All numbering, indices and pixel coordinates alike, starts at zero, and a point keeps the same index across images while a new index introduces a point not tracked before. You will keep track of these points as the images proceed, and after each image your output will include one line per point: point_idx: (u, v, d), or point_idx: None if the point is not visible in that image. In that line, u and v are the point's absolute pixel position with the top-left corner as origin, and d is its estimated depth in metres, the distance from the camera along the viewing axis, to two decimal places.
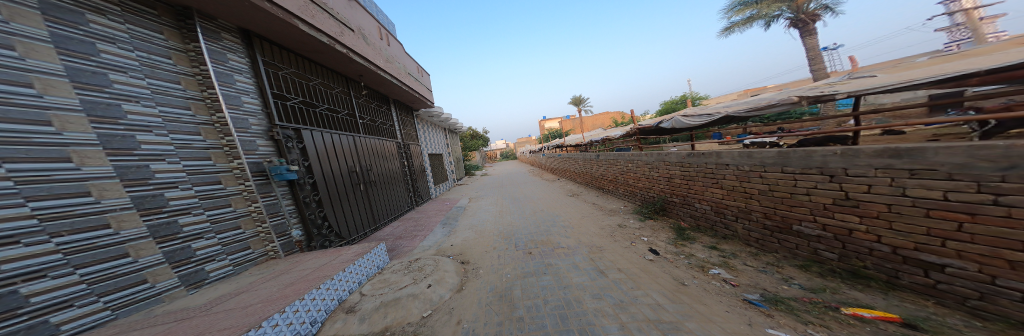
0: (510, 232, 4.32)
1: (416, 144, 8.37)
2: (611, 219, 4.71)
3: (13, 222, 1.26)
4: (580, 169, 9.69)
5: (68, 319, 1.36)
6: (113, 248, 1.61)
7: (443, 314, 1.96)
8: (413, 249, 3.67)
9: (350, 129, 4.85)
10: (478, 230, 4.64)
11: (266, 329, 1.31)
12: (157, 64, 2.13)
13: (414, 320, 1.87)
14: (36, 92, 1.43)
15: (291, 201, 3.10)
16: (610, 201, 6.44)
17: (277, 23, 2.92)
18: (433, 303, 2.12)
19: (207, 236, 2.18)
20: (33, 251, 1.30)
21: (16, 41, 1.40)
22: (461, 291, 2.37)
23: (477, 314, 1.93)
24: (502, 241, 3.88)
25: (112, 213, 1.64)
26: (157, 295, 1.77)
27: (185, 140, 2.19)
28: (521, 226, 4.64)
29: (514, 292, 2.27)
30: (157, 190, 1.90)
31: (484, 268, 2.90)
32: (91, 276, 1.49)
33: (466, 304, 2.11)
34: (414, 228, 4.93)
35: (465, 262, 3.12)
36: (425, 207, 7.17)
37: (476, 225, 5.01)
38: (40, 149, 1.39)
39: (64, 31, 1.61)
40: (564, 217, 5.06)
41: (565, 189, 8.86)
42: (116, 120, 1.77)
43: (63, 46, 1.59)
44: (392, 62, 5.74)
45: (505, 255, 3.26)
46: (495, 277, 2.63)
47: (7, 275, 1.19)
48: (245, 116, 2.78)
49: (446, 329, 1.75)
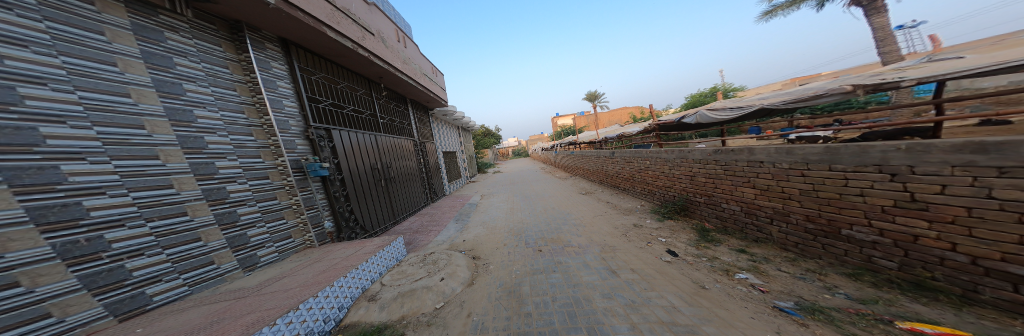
0: (521, 229, 4.37)
1: (431, 142, 8.63)
2: (626, 219, 4.55)
3: (121, 208, 1.58)
4: (594, 167, 9.36)
5: (158, 292, 1.70)
6: (189, 232, 1.93)
7: (454, 306, 2.08)
8: (428, 243, 3.87)
9: (371, 129, 5.12)
10: (489, 226, 4.75)
11: (302, 311, 1.50)
12: (219, 74, 2.43)
13: (427, 310, 2.01)
14: (132, 100, 1.75)
15: (324, 195, 3.38)
16: (625, 200, 6.22)
17: (309, 31, 3.12)
18: (446, 295, 2.24)
19: (259, 224, 2.47)
20: (134, 232, 1.63)
21: (117, 58, 1.72)
22: (472, 286, 2.48)
23: (486, 308, 2.02)
24: (512, 237, 3.95)
25: (188, 203, 1.96)
26: (221, 275, 2.09)
27: (241, 140, 2.49)
28: (531, 224, 4.66)
29: (523, 289, 2.33)
30: (221, 184, 2.20)
31: (494, 264, 2.99)
32: (176, 255, 1.83)
33: (476, 298, 2.21)
34: (430, 223, 5.17)
35: (477, 258, 3.24)
36: (439, 203, 7.44)
37: (487, 221, 5.14)
38: (137, 148, 1.71)
39: (150, 48, 1.92)
40: (575, 216, 4.98)
41: (577, 188, 8.66)
42: (189, 124, 2.07)
43: (151, 61, 1.91)
44: (409, 63, 5.89)
45: (515, 252, 3.32)
46: (505, 273, 2.71)
47: (118, 252, 1.54)
48: (287, 118, 3.05)
49: (457, 322, 1.85)
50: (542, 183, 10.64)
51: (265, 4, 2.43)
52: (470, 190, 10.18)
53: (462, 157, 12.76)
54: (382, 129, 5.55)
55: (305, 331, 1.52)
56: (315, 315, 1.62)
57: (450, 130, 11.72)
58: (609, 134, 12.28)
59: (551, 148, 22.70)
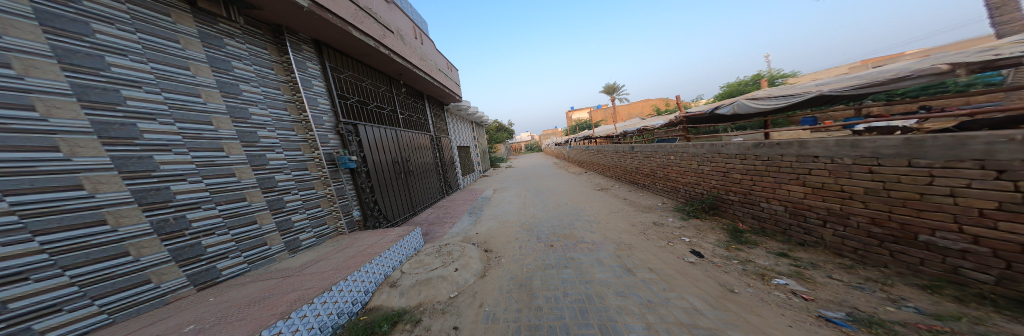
0: (533, 223, 4.40)
1: (445, 136, 8.80)
2: (643, 217, 4.35)
3: (198, 193, 1.97)
4: (611, 162, 8.95)
5: (227, 266, 2.09)
6: (248, 215, 2.30)
7: (468, 296, 2.19)
8: (443, 235, 4.07)
9: (392, 124, 5.37)
10: (501, 220, 4.86)
11: (334, 292, 1.71)
12: (266, 74, 2.79)
13: (442, 299, 2.13)
14: (201, 100, 2.14)
15: (353, 186, 3.68)
16: (644, 197, 5.92)
17: (337, 32, 3.32)
18: (459, 285, 2.35)
19: (300, 210, 2.82)
20: (207, 214, 2.02)
21: (190, 63, 2.11)
22: (484, 277, 2.57)
23: (498, 299, 2.10)
24: (523, 232, 3.99)
25: (247, 190, 2.33)
26: (271, 256, 2.45)
27: (286, 134, 2.85)
28: (543, 219, 4.67)
29: (534, 282, 2.37)
30: (270, 174, 2.56)
31: (506, 257, 3.06)
32: (239, 235, 2.22)
33: (488, 289, 2.30)
34: (444, 215, 5.41)
35: (489, 250, 3.34)
36: (453, 196, 7.70)
37: (499, 215, 5.24)
38: (207, 141, 2.11)
39: (213, 53, 2.31)
40: (589, 212, 4.87)
41: (592, 184, 8.39)
42: (244, 120, 2.44)
43: (214, 64, 2.29)
44: (426, 60, 6.00)
45: (526, 246, 3.36)
46: (516, 266, 2.77)
47: (197, 230, 1.93)
48: (321, 114, 3.35)
49: (469, 311, 1.96)
50: (555, 178, 10.50)
51: (299, 7, 2.63)
52: (483, 183, 10.34)
53: (475, 151, 12.86)
54: (402, 124, 5.81)
55: (336, 311, 1.71)
56: (344, 296, 1.81)
57: (465, 125, 11.82)
58: (629, 128, 11.54)
59: (567, 142, 22.09)
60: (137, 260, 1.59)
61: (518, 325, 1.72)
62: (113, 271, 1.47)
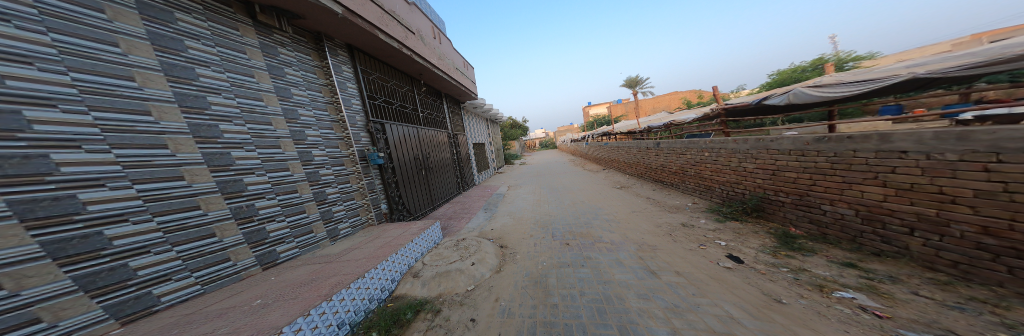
0: (548, 221, 4.36)
1: (462, 134, 8.97)
2: (667, 217, 4.05)
3: (262, 185, 2.34)
4: (634, 159, 8.41)
5: (285, 250, 2.45)
6: (299, 205, 2.65)
7: (484, 290, 2.27)
8: (460, 229, 4.23)
9: (414, 122, 5.64)
10: (516, 216, 4.88)
11: (367, 279, 1.91)
12: (310, 79, 3.13)
13: (460, 291, 2.25)
14: (264, 103, 2.51)
15: (381, 181, 3.99)
16: (670, 197, 5.49)
17: (366, 36, 3.55)
18: (476, 279, 2.45)
19: (339, 202, 3.15)
20: (271, 203, 2.38)
21: (255, 71, 2.49)
22: (499, 272, 2.63)
23: (513, 295, 2.15)
24: (538, 229, 3.97)
25: (298, 183, 2.68)
26: (318, 242, 2.79)
27: (326, 133, 3.19)
28: (559, 217, 4.59)
29: (549, 280, 2.37)
30: (315, 169, 2.90)
31: (520, 254, 3.08)
32: (293, 222, 2.57)
33: (503, 284, 2.36)
34: (461, 211, 5.62)
35: (505, 246, 3.39)
36: (469, 192, 7.91)
37: (513, 212, 5.27)
38: (268, 139, 2.47)
39: (271, 61, 2.67)
40: (608, 211, 4.68)
41: (610, 182, 8.00)
42: (294, 121, 2.78)
43: (272, 71, 2.66)
44: (444, 58, 6.13)
45: (541, 244, 3.34)
46: (531, 263, 2.79)
47: (263, 216, 2.30)
48: (353, 114, 3.66)
49: (486, 304, 2.03)
50: (570, 175, 10.24)
51: (334, 14, 2.86)
52: (498, 180, 10.44)
53: (490, 148, 13.01)
54: (422, 122, 6.06)
55: (366, 299, 1.86)
56: (372, 284, 1.96)
57: (480, 122, 11.95)
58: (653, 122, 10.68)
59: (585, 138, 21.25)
60: (223, 240, 1.99)
61: (534, 321, 1.75)
62: (205, 249, 1.88)
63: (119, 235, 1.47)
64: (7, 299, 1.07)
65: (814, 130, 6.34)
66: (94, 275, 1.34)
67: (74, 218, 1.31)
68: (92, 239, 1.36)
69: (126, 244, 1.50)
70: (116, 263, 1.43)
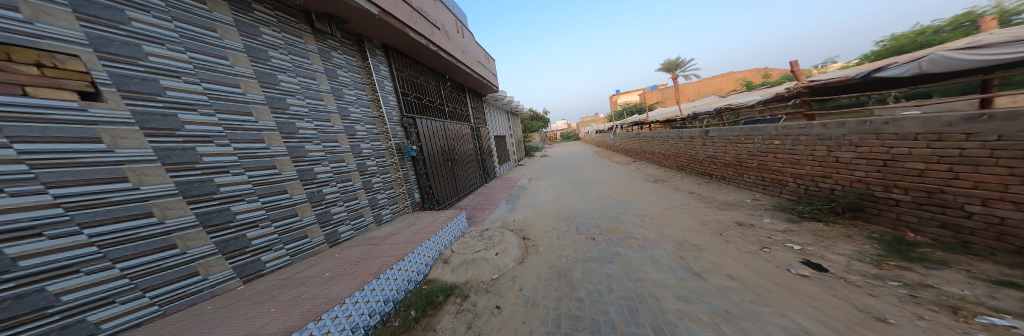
0: (572, 214, 4.21)
1: (485, 126, 9.11)
2: (713, 216, 3.54)
3: (327, 173, 2.76)
4: (673, 150, 7.50)
5: (346, 231, 2.87)
6: (354, 192, 3.06)
7: (507, 280, 2.33)
8: (484, 220, 4.38)
9: (441, 115, 5.94)
10: (538, 209, 4.84)
11: (406, 262, 2.13)
12: (357, 79, 3.52)
13: (485, 279, 2.35)
14: (324, 102, 2.93)
15: (414, 172, 4.34)
16: (719, 192, 4.77)
17: (398, 35, 3.81)
18: (500, 269, 2.52)
19: (383, 191, 3.54)
20: (335, 189, 2.81)
21: (318, 75, 2.93)
22: (522, 264, 2.65)
23: (537, 286, 2.16)
24: (561, 222, 3.88)
25: (352, 173, 3.09)
26: (369, 225, 3.20)
27: (371, 128, 3.57)
28: (583, 210, 4.39)
29: (573, 274, 2.32)
30: (363, 160, 3.30)
31: (543, 246, 3.05)
32: (351, 206, 2.99)
33: (526, 275, 2.38)
34: (485, 201, 5.79)
35: (527, 238, 3.39)
36: (492, 183, 8.08)
37: (535, 204, 5.23)
38: (329, 134, 2.89)
39: (327, 64, 3.08)
40: (639, 207, 4.29)
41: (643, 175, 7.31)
42: (346, 117, 3.18)
43: (328, 74, 3.07)
44: (467, 52, 6.23)
45: (564, 237, 3.25)
46: (554, 256, 2.75)
47: (330, 199, 2.73)
48: (390, 110, 4.02)
49: (510, 293, 2.09)
50: (597, 167, 9.68)
51: (371, 15, 3.12)
52: (520, 172, 10.43)
53: (512, 141, 13.02)
54: (448, 116, 6.34)
55: (404, 281, 2.07)
56: (408, 269, 2.15)
57: (502, 115, 11.99)
58: (703, 107, 9.23)
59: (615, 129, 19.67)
60: (302, 218, 2.43)
61: (559, 313, 1.75)
62: (293, 226, 2.33)
63: (242, 210, 1.96)
64: (180, 255, 1.59)
65: (942, 107, 4.79)
66: (227, 242, 1.84)
67: (212, 197, 1.78)
68: (224, 213, 1.84)
69: (246, 217, 1.98)
70: (237, 234, 1.91)
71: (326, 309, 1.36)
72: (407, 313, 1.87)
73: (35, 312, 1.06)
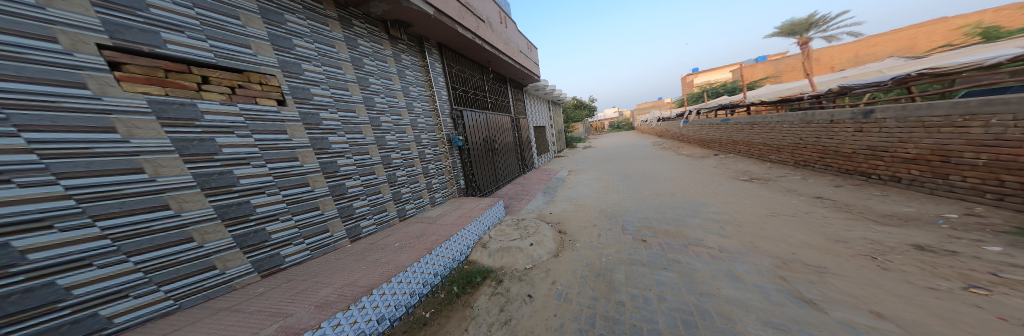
0: (618, 212, 3.87)
1: (525, 117, 8.99)
2: (866, 233, 2.51)
3: (400, 159, 3.28)
4: (792, 140, 5.67)
5: (411, 209, 3.40)
6: (417, 176, 3.54)
7: (541, 271, 2.34)
8: (521, 210, 4.45)
9: (485, 108, 6.13)
10: (577, 203, 4.63)
11: (451, 242, 2.38)
12: (419, 77, 3.95)
13: (519, 268, 2.41)
14: (398, 100, 3.42)
15: (460, 160, 4.66)
16: (841, 198, 3.52)
17: (449, 32, 4.05)
18: (534, 259, 2.53)
19: (436, 177, 3.97)
20: (405, 173, 3.35)
21: (397, 77, 3.47)
22: (558, 257, 2.61)
23: (571, 282, 2.11)
24: (604, 219, 3.62)
25: (416, 159, 3.57)
26: (426, 206, 3.68)
27: (427, 121, 3.98)
28: (633, 209, 3.97)
29: (614, 275, 2.17)
30: (421, 148, 3.74)
31: (581, 242, 2.93)
32: (416, 187, 3.50)
33: (560, 269, 2.36)
34: (523, 192, 5.82)
35: (563, 232, 3.30)
36: (530, 175, 8.02)
37: (575, 198, 5.01)
38: (399, 126, 3.36)
39: (400, 66, 3.56)
40: (718, 211, 3.55)
41: (713, 172, 6.07)
42: (411, 112, 3.62)
43: (402, 75, 3.56)
44: (510, 43, 6.19)
45: (607, 235, 3.04)
46: (593, 254, 2.62)
47: (404, 180, 3.30)
48: (442, 103, 4.38)
49: (543, 285, 2.11)
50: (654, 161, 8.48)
51: (427, 16, 3.40)
52: (559, 164, 10.04)
53: (552, 131, 12.64)
54: (492, 108, 6.50)
55: (449, 260, 2.32)
56: (453, 249, 2.41)
57: (543, 105, 11.66)
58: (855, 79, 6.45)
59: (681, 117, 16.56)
60: (383, 195, 3.00)
61: (594, 313, 1.68)
62: (380, 200, 2.93)
63: (353, 185, 2.63)
64: (320, 215, 2.30)
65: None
66: (347, 206, 2.55)
67: (336, 174, 2.47)
68: (340, 186, 2.49)
69: (356, 190, 2.66)
70: (348, 203, 2.55)
71: (394, 273, 1.67)
72: (451, 288, 2.11)
73: (260, 243, 1.85)
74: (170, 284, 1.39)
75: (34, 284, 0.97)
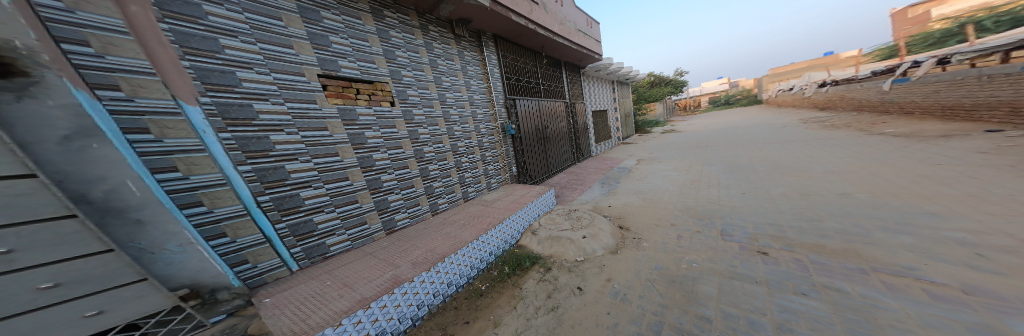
0: (710, 213, 3.00)
1: (581, 102, 8.15)
2: None
3: (469, 148, 3.65)
4: None
5: (477, 191, 3.70)
6: (482, 163, 3.84)
7: (594, 266, 2.13)
8: (573, 200, 4.19)
9: (538, 95, 5.86)
10: (645, 197, 3.93)
11: (502, 227, 2.49)
12: (480, 72, 4.10)
13: (569, 259, 2.26)
14: (465, 96, 3.73)
15: (512, 148, 4.72)
16: None
17: (504, 21, 3.98)
18: (586, 253, 2.31)
19: (495, 164, 4.16)
20: (472, 160, 3.67)
21: (465, 76, 3.76)
22: (617, 254, 2.31)
23: (632, 282, 1.84)
24: (689, 220, 2.90)
25: (480, 145, 3.90)
26: (487, 189, 3.93)
27: (488, 114, 4.19)
28: (744, 212, 2.93)
29: (697, 286, 1.72)
30: (482, 139, 3.98)
31: (649, 242, 2.47)
32: (479, 172, 3.78)
33: (619, 267, 2.08)
34: (576, 181, 5.45)
35: (625, 229, 2.89)
36: (585, 163, 7.40)
37: (643, 192, 4.27)
38: (467, 120, 3.70)
39: (465, 65, 3.78)
40: (950, 223, 2.07)
41: (924, 163, 3.67)
42: (474, 105, 3.87)
43: (467, 72, 3.82)
44: (565, 23, 5.68)
45: (689, 238, 2.44)
46: (666, 257, 2.16)
47: (471, 164, 3.63)
48: (497, 94, 4.42)
49: (595, 280, 1.93)
50: (790, 147, 5.91)
51: (484, 9, 3.42)
52: (623, 152, 8.77)
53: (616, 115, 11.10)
54: (545, 94, 6.17)
55: (502, 242, 2.45)
56: (505, 232, 2.51)
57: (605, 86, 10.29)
58: None
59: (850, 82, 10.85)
60: (453, 178, 3.32)
61: (661, 321, 1.42)
62: (453, 181, 3.31)
63: (436, 168, 3.08)
64: (419, 191, 2.83)
65: None
66: (434, 181, 3.03)
67: (426, 158, 2.96)
68: (425, 167, 2.94)
69: (439, 171, 3.11)
70: (431, 182, 2.99)
71: (459, 247, 1.95)
72: (503, 268, 2.24)
73: (383, 209, 2.45)
74: (353, 228, 2.21)
75: (305, 219, 1.90)
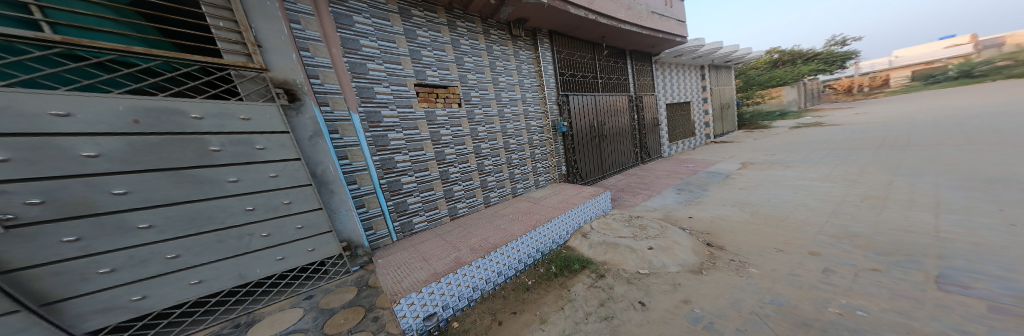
0: (896, 247, 1.81)
1: (653, 95, 6.86)
2: None
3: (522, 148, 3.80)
4: None
5: (523, 187, 3.78)
6: (530, 160, 3.91)
7: (663, 282, 1.68)
8: (635, 205, 3.52)
9: (596, 89, 5.36)
10: (751, 213, 2.83)
11: (551, 224, 2.36)
12: (534, 70, 4.15)
13: (629, 270, 1.87)
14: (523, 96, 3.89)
15: (563, 146, 4.55)
16: None
17: (563, 15, 3.84)
18: (653, 266, 1.86)
19: (543, 161, 4.12)
20: (522, 156, 3.80)
21: (521, 76, 3.90)
22: (702, 276, 1.74)
23: (728, 312, 1.33)
24: (845, 252, 1.84)
25: (533, 146, 3.99)
26: (533, 186, 3.93)
27: (543, 113, 4.22)
28: (1007, 255, 1.57)
29: None
30: (535, 138, 4.05)
31: (765, 273, 1.70)
32: (527, 170, 3.85)
33: (705, 291, 1.55)
34: (640, 185, 4.61)
35: (714, 247, 2.16)
36: (653, 166, 6.19)
37: (747, 205, 3.09)
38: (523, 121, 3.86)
39: (521, 64, 3.90)
40: None
41: None
42: (529, 105, 4.00)
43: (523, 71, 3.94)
44: (637, 6, 4.91)
45: (847, 277, 1.54)
46: (796, 294, 1.44)
47: (519, 161, 3.74)
48: (551, 90, 4.35)
49: (665, 298, 1.51)
50: None
51: (542, 6, 3.40)
52: (712, 153, 6.77)
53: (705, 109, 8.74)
54: (604, 89, 5.57)
55: (549, 241, 2.35)
56: (553, 231, 2.38)
57: (692, 73, 8.23)
58: None
59: None
60: (503, 173, 3.51)
61: None
62: (502, 176, 3.49)
63: (491, 163, 3.36)
64: (477, 184, 3.17)
65: None
66: (489, 175, 3.31)
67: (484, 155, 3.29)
68: (484, 163, 3.28)
69: (493, 166, 3.38)
70: (485, 175, 3.27)
71: (510, 240, 2.00)
72: (550, 266, 2.11)
73: (449, 197, 2.87)
74: (429, 211, 2.69)
75: (400, 199, 2.47)
